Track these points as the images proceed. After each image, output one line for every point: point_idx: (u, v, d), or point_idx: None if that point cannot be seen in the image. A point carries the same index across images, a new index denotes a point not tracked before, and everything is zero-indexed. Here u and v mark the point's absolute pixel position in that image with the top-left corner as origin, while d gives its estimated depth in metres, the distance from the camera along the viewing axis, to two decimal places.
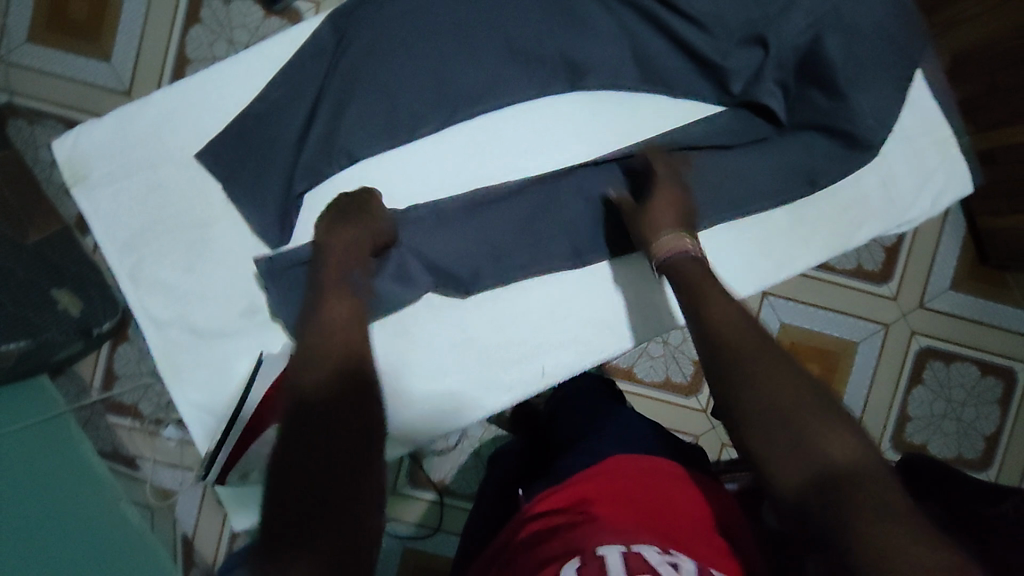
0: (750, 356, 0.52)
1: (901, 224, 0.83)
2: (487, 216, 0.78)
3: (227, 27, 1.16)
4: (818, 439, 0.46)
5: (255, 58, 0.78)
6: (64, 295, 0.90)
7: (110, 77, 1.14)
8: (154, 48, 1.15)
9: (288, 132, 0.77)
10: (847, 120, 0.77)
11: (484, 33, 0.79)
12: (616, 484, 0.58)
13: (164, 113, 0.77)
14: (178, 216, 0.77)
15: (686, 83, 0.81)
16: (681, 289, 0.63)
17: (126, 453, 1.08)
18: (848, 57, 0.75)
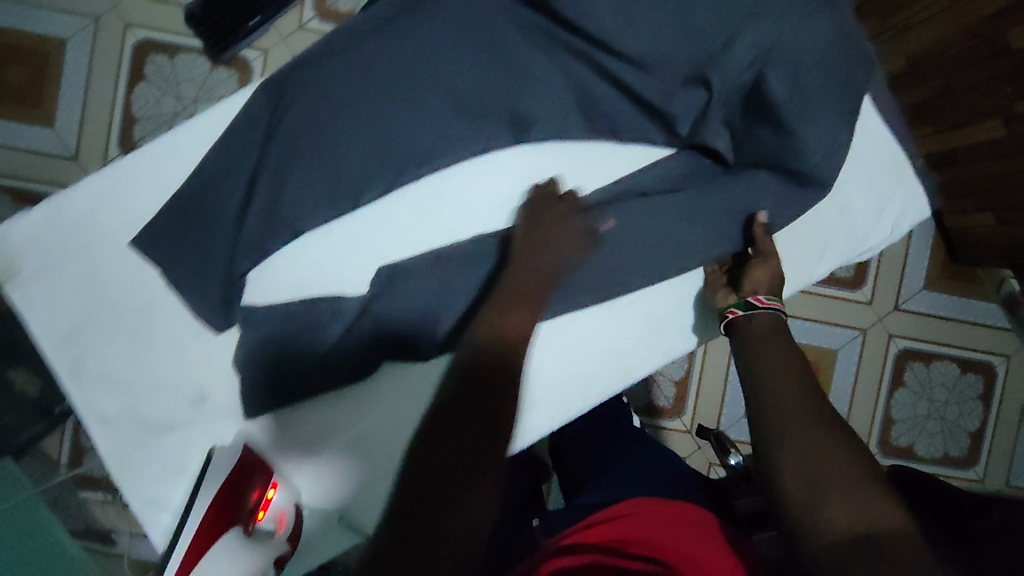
0: (797, 428, 0.57)
1: (861, 251, 0.83)
2: (442, 280, 0.75)
3: (173, 83, 1.14)
4: (865, 508, 0.50)
5: (186, 132, 0.75)
6: (21, 375, 0.93)
7: (56, 143, 1.11)
8: (98, 108, 1.12)
9: (229, 208, 0.73)
10: (799, 155, 0.76)
11: (424, 89, 0.76)
12: (651, 515, 0.61)
13: (96, 197, 0.74)
14: (117, 305, 0.74)
15: (633, 126, 0.80)
16: (743, 351, 0.69)
17: (99, 527, 1.03)
18: (793, 93, 0.74)
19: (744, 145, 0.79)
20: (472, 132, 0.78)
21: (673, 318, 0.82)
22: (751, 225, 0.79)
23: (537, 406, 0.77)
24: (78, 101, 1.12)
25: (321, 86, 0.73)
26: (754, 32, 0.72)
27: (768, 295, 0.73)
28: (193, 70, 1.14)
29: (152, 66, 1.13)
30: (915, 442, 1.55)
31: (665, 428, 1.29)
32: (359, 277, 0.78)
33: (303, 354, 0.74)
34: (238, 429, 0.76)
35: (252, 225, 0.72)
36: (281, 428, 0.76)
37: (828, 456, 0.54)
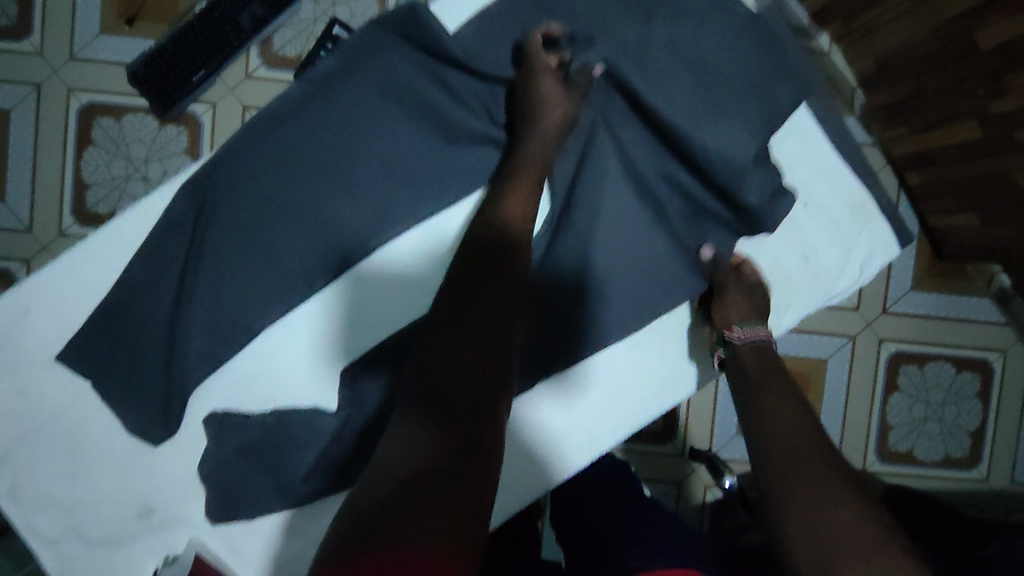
0: (807, 470, 0.55)
1: (833, 297, 0.80)
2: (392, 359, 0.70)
3: (122, 145, 1.08)
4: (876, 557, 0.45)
5: (105, 238, 0.71)
6: None
7: (8, 217, 1.07)
8: (48, 181, 1.08)
9: (158, 313, 0.70)
10: (751, 205, 0.74)
11: (358, 163, 0.71)
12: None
13: (17, 313, 0.70)
14: (52, 420, 0.70)
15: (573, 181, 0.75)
16: (738, 388, 0.68)
17: None
18: (724, 141, 0.72)
19: (693, 199, 0.76)
20: (410, 201, 0.72)
21: (647, 378, 0.78)
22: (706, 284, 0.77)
23: (513, 480, 0.75)
24: (28, 170, 1.08)
25: (247, 176, 0.70)
26: (682, 87, 0.73)
27: (751, 322, 0.74)
28: (141, 130, 1.08)
29: (99, 129, 1.08)
30: (913, 446, 1.43)
31: (656, 454, 1.16)
32: (295, 373, 0.73)
33: (247, 464, 0.70)
34: (190, 538, 0.72)
35: (195, 331, 0.70)
36: (232, 535, 0.72)
37: (828, 493, 0.52)
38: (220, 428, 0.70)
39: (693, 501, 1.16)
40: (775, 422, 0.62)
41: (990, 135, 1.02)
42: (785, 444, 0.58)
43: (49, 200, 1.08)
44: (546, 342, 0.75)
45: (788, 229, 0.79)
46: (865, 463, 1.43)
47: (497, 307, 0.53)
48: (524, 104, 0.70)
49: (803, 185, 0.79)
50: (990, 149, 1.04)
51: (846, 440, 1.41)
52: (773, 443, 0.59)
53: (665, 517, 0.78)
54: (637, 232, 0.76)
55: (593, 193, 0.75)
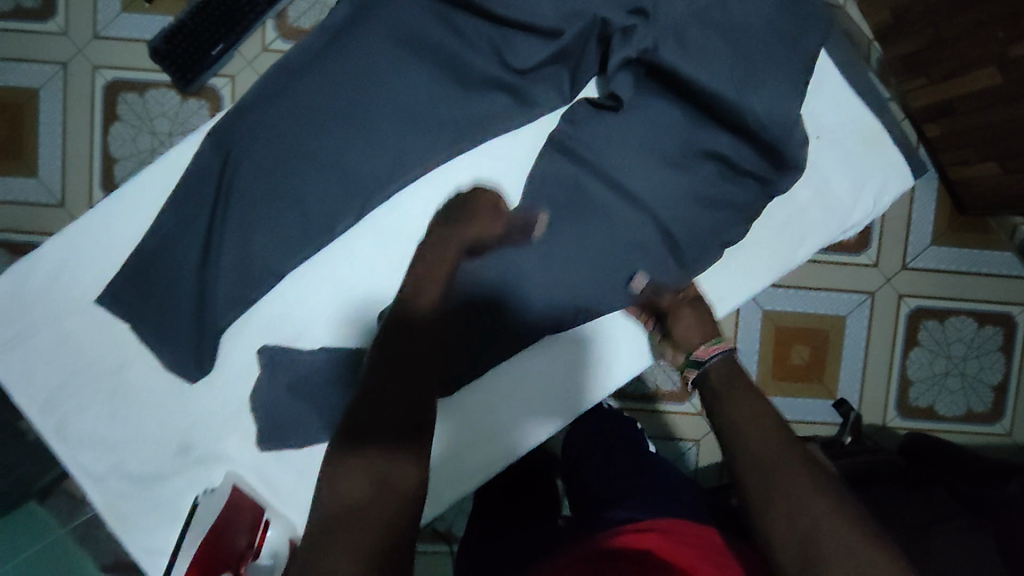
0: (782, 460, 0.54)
1: (845, 230, 0.81)
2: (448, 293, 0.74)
3: (147, 120, 1.12)
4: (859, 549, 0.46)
5: (139, 189, 0.75)
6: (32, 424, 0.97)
7: (41, 190, 1.11)
8: (79, 154, 1.12)
9: (188, 261, 0.73)
10: (764, 139, 0.75)
11: (377, 110, 0.73)
12: (688, 537, 0.60)
13: (58, 262, 0.74)
14: (94, 364, 0.74)
15: (587, 124, 0.77)
16: (707, 390, 0.67)
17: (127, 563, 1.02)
18: (732, 71, 0.73)
19: (707, 134, 0.77)
20: (426, 145, 0.75)
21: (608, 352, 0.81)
22: (728, 226, 0.78)
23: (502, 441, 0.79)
24: (57, 145, 1.11)
25: (270, 128, 0.73)
26: (692, 26, 0.73)
27: (712, 342, 0.74)
28: (164, 104, 1.12)
29: (124, 103, 1.12)
30: (935, 401, 1.42)
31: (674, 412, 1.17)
32: (326, 315, 0.77)
33: (277, 404, 0.74)
34: (227, 472, 0.76)
35: (225, 277, 0.73)
36: (267, 470, 0.76)
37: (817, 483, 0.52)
38: (268, 363, 0.74)
39: (710, 457, 1.18)
40: (743, 418, 0.61)
41: (1010, 79, 1.01)
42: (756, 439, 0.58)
43: (80, 173, 1.12)
44: (562, 281, 0.76)
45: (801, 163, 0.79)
46: (886, 420, 1.42)
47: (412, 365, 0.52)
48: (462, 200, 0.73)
49: (816, 121, 0.79)
50: (1011, 94, 1.02)
51: (865, 396, 1.41)
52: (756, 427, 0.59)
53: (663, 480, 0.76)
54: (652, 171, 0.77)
55: (604, 140, 0.77)
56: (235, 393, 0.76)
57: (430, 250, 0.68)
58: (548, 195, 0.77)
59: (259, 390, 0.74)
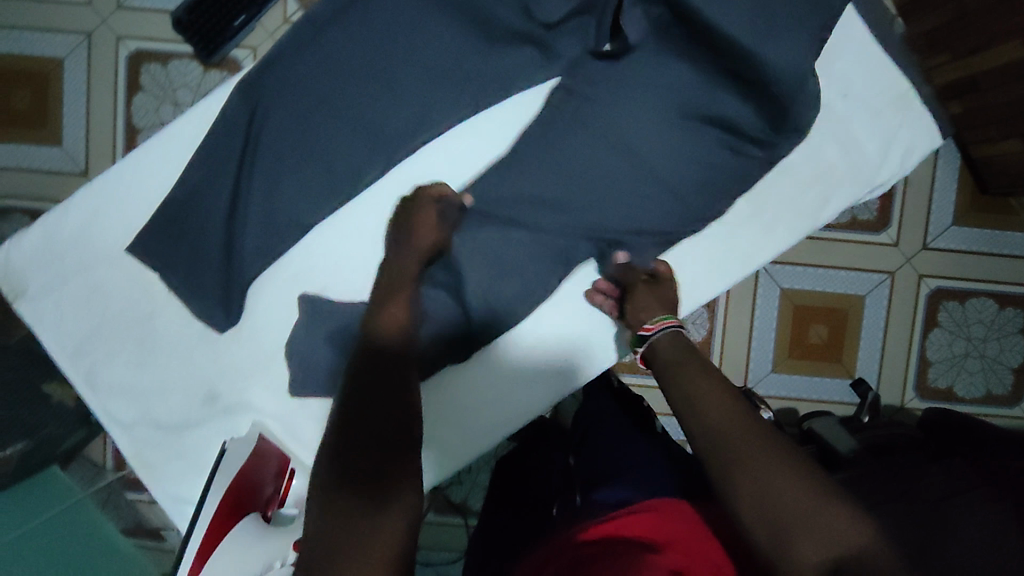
0: (745, 442, 0.55)
1: (872, 189, 0.81)
2: (464, 252, 0.78)
3: (169, 90, 1.10)
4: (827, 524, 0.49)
5: (168, 141, 0.76)
6: (56, 388, 0.95)
7: (64, 160, 1.10)
8: (103, 120, 1.10)
9: (215, 213, 0.73)
10: (775, 94, 0.71)
11: (401, 62, 0.73)
12: (672, 515, 0.64)
13: (89, 212, 0.75)
14: (123, 313, 0.75)
15: (613, 78, 0.74)
16: (665, 370, 0.68)
17: (149, 526, 1.07)
18: (764, 18, 0.69)
19: (715, 93, 0.73)
20: (452, 99, 0.75)
21: (566, 345, 0.84)
22: (733, 183, 0.78)
23: (473, 428, 0.84)
24: (82, 117, 1.10)
25: (294, 79, 0.72)
26: None
27: (660, 317, 0.75)
28: (186, 75, 1.10)
29: (147, 75, 1.10)
30: (953, 383, 1.35)
31: None
32: (353, 270, 0.79)
33: (297, 355, 0.74)
34: (253, 422, 0.77)
35: (252, 229, 0.73)
36: (292, 421, 0.77)
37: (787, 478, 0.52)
38: (309, 303, 0.74)
39: None
40: (699, 397, 0.62)
41: None
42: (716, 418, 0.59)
43: (104, 143, 1.11)
44: (583, 232, 0.78)
45: (827, 121, 0.79)
46: (903, 400, 1.35)
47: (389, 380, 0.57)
48: (405, 217, 0.76)
49: (844, 78, 0.79)
50: None
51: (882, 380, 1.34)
52: (715, 422, 0.58)
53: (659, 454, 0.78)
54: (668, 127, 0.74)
55: (612, 96, 0.74)
56: (261, 341, 0.77)
57: (388, 281, 0.72)
58: (569, 151, 0.76)
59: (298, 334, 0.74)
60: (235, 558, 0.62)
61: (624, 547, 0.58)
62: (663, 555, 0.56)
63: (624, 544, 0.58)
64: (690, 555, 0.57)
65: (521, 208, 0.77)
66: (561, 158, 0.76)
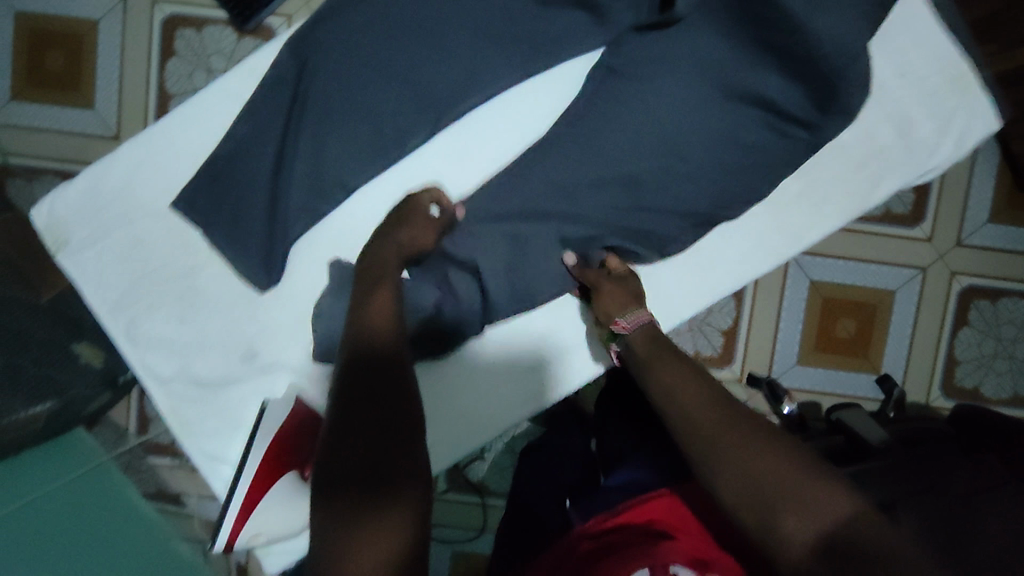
0: (722, 433, 0.54)
1: (925, 173, 0.79)
2: (482, 234, 0.76)
3: (202, 56, 1.07)
4: (812, 500, 0.47)
5: (215, 96, 0.75)
6: (85, 348, 0.91)
7: (96, 123, 1.07)
8: (136, 83, 1.07)
9: (261, 170, 0.73)
10: (824, 70, 0.69)
11: (452, 21, 0.72)
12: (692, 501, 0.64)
13: (134, 165, 0.75)
14: (166, 268, 0.75)
15: (672, 42, 0.71)
16: (641, 364, 0.67)
17: (170, 491, 1.07)
18: None
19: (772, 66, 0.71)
20: (503, 61, 0.74)
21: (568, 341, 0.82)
22: (776, 164, 0.76)
23: (480, 422, 0.81)
24: (116, 80, 1.06)
25: (345, 36, 0.71)
26: None
27: (631, 311, 0.73)
28: (221, 41, 1.07)
29: (182, 40, 1.07)
30: (980, 383, 1.24)
31: None
32: None
33: (325, 319, 0.73)
34: (289, 383, 0.77)
35: (297, 189, 0.73)
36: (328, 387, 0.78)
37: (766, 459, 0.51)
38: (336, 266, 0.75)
39: None
40: (679, 392, 0.61)
41: None
42: (697, 414, 0.58)
43: (136, 107, 1.08)
44: (627, 205, 0.76)
45: (885, 99, 0.77)
46: (928, 398, 1.24)
47: (384, 359, 0.57)
48: (400, 212, 0.75)
49: (903, 54, 0.77)
50: None
51: (908, 382, 1.22)
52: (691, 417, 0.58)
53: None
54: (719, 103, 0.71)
55: (658, 70, 0.72)
56: (300, 303, 0.77)
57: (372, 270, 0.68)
58: (615, 119, 0.74)
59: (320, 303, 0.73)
60: (282, 508, 0.69)
61: (639, 533, 0.58)
62: (677, 539, 0.56)
63: (638, 533, 0.58)
64: (706, 543, 0.57)
65: (561, 183, 0.75)
66: (604, 124, 0.74)
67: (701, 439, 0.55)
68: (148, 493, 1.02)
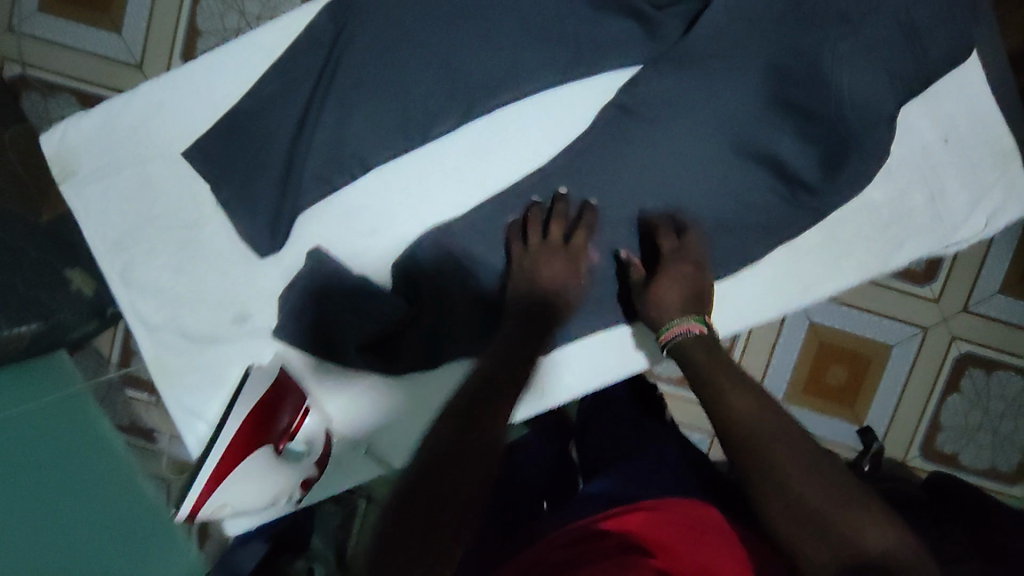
0: (787, 451, 0.59)
1: (948, 245, 0.78)
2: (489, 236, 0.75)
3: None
4: (856, 533, 0.53)
5: (246, 48, 0.73)
6: (77, 275, 0.88)
7: (120, 48, 1.04)
8: (166, 13, 1.04)
9: (280, 130, 0.71)
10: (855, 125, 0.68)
11: (497, 11, 0.70)
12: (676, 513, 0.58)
13: (153, 105, 0.73)
14: (169, 215, 0.74)
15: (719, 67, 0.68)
16: (695, 372, 0.69)
17: (143, 426, 1.08)
18: (868, 54, 0.67)
19: (816, 111, 0.69)
20: (541, 58, 0.71)
21: (591, 359, 0.81)
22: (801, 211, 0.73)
23: None
24: (145, 9, 1.03)
25: (386, 9, 0.69)
26: None
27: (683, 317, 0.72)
28: None
29: None
30: (958, 450, 1.22)
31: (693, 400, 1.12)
32: (405, 217, 0.77)
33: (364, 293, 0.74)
34: (276, 352, 0.76)
35: (314, 158, 0.71)
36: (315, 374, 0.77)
37: (821, 489, 0.56)
38: (316, 251, 0.74)
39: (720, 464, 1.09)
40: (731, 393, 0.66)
41: None
42: (749, 416, 0.63)
43: (161, 38, 1.05)
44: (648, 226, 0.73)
45: (921, 164, 0.76)
46: (904, 458, 1.23)
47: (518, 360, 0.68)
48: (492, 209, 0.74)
49: (948, 119, 0.75)
50: None
51: (888, 440, 1.21)
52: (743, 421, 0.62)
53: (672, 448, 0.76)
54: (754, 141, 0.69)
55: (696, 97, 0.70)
56: (296, 273, 0.75)
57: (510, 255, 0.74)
58: (647, 132, 0.71)
59: (313, 278, 0.73)
60: (249, 483, 0.70)
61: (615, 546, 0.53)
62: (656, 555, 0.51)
63: (612, 546, 0.53)
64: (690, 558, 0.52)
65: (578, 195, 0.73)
66: (633, 135, 0.71)
67: (767, 451, 0.59)
68: (120, 426, 1.04)
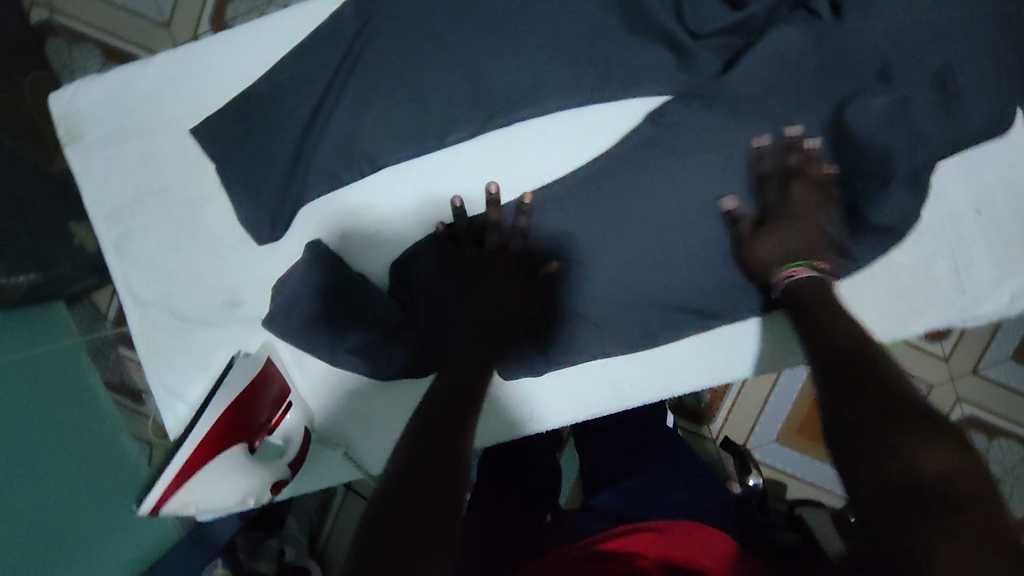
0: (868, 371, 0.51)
1: (968, 319, 0.76)
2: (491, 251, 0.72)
3: None
4: (911, 447, 0.43)
5: (268, 28, 0.71)
6: (82, 229, 0.89)
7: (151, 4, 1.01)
8: None
9: (291, 118, 0.69)
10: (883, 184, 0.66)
11: (528, 21, 0.67)
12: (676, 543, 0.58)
13: (167, 76, 0.71)
14: (171, 191, 0.72)
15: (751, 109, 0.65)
16: (802, 305, 0.62)
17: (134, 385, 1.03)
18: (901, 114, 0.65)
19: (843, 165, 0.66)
20: (568, 75, 0.68)
21: (697, 358, 0.79)
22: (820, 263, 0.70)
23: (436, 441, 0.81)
24: None
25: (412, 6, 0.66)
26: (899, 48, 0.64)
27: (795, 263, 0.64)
28: None
29: None
30: None
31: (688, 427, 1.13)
32: (412, 218, 0.75)
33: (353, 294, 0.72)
34: (265, 341, 0.75)
35: (324, 150, 0.69)
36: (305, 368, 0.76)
37: (895, 404, 0.46)
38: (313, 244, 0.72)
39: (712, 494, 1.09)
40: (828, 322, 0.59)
41: None
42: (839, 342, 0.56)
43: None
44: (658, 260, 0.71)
45: (948, 229, 0.73)
46: None
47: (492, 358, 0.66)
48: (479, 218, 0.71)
49: (982, 184, 0.72)
50: None
51: None
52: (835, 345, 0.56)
53: (671, 472, 0.76)
54: (780, 188, 0.66)
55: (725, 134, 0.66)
56: (293, 264, 0.73)
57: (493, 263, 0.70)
58: (669, 165, 0.68)
59: (309, 270, 0.71)
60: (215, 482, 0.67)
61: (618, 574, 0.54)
62: None
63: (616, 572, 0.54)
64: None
65: (591, 219, 0.70)
66: (654, 169, 0.68)
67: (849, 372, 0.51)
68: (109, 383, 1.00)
